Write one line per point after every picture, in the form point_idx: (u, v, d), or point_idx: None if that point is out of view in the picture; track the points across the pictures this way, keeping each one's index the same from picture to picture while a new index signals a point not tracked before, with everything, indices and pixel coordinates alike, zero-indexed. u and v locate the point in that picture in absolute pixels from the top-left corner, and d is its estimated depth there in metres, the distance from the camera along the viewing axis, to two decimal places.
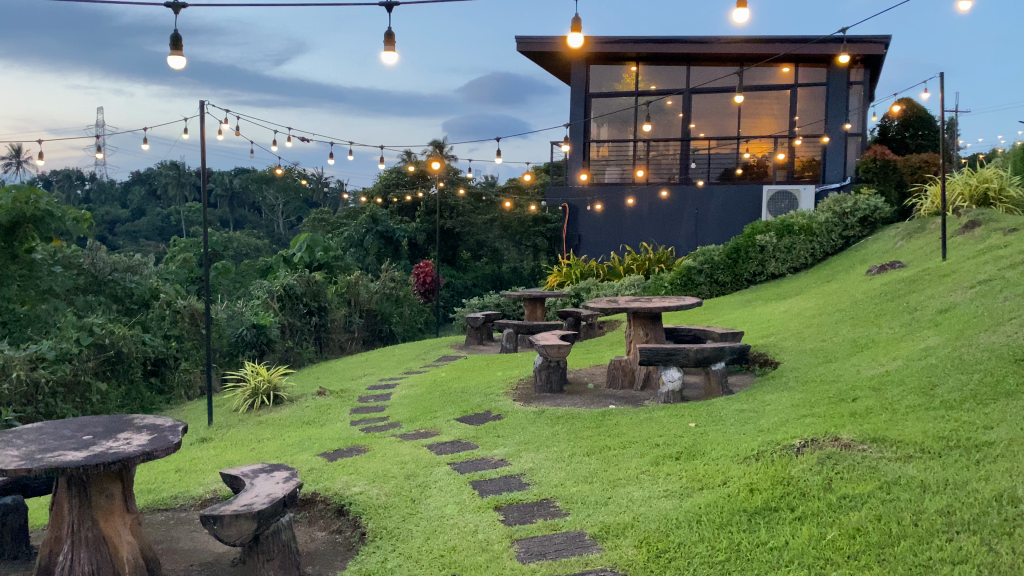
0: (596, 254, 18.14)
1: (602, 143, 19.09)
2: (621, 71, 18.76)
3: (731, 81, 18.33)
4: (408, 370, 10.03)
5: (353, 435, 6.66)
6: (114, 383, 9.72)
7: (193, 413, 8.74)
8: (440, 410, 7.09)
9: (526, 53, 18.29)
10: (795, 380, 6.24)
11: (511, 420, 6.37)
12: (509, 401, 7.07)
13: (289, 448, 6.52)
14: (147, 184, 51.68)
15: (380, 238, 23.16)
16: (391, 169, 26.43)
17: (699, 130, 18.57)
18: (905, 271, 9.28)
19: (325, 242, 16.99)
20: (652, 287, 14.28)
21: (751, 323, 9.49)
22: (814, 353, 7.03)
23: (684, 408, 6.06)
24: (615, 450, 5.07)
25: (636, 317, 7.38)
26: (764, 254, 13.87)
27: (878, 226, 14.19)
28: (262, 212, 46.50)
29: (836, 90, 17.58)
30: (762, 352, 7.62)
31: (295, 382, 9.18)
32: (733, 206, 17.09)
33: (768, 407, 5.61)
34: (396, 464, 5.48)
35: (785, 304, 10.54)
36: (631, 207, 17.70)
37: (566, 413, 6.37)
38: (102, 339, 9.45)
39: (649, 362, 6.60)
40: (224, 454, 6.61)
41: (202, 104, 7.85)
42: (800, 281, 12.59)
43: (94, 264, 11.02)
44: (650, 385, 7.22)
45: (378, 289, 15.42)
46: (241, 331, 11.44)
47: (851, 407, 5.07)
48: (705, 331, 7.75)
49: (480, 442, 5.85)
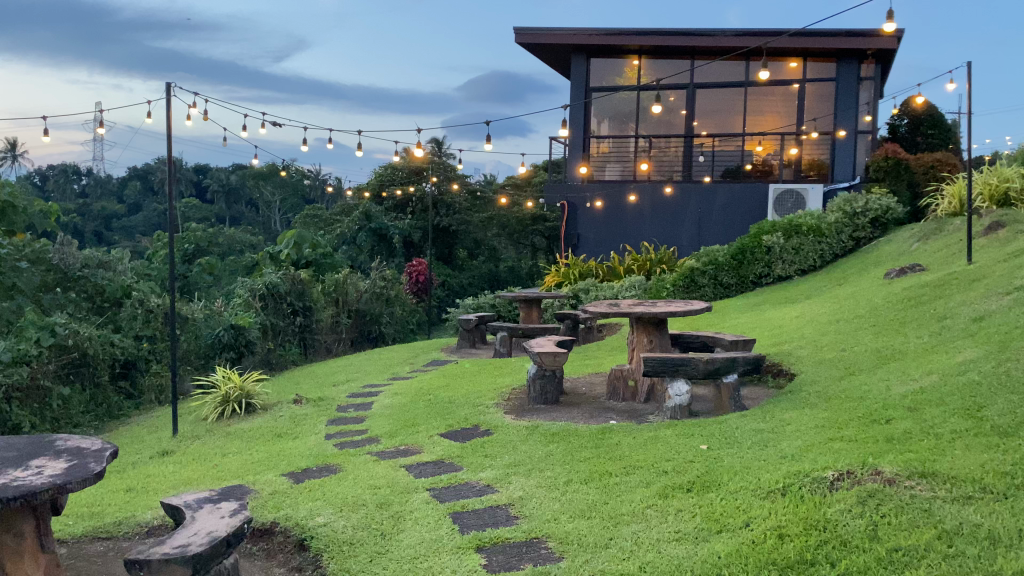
0: (595, 254, 17.53)
1: (602, 139, 18.46)
2: (622, 65, 18.15)
3: (736, 77, 17.73)
4: (394, 376, 9.39)
5: (326, 451, 6.00)
6: (79, 387, 9.03)
7: (161, 422, 8.10)
8: (424, 423, 6.45)
9: (524, 46, 17.64)
10: (817, 396, 5.60)
11: (501, 436, 5.74)
12: (499, 414, 6.43)
13: (255, 465, 5.87)
14: (145, 180, 51.09)
15: (374, 236, 22.43)
16: (388, 165, 25.90)
17: (703, 127, 17.95)
18: (927, 275, 8.65)
19: (315, 239, 16.37)
20: (654, 289, 13.65)
21: (762, 329, 8.85)
22: (835, 364, 6.41)
23: (692, 426, 5.43)
24: (618, 478, 4.44)
25: (640, 323, 6.73)
26: (771, 256, 13.26)
27: (890, 227, 13.59)
28: (260, 209, 45.85)
29: (845, 86, 17.00)
30: (776, 362, 6.99)
31: (271, 389, 8.54)
32: (737, 205, 16.46)
33: (788, 428, 4.98)
34: (369, 490, 4.83)
35: (796, 308, 9.91)
36: (632, 205, 17.08)
37: (561, 429, 5.74)
38: (65, 340, 8.80)
39: (653, 373, 5.98)
40: (184, 471, 5.96)
41: (169, 85, 7.20)
42: (810, 284, 11.97)
43: (62, 260, 10.31)
44: (655, 398, 6.59)
45: (367, 288, 14.84)
46: (218, 332, 10.78)
47: (886, 431, 4.44)
48: (714, 338, 7.11)
49: (465, 463, 5.23)
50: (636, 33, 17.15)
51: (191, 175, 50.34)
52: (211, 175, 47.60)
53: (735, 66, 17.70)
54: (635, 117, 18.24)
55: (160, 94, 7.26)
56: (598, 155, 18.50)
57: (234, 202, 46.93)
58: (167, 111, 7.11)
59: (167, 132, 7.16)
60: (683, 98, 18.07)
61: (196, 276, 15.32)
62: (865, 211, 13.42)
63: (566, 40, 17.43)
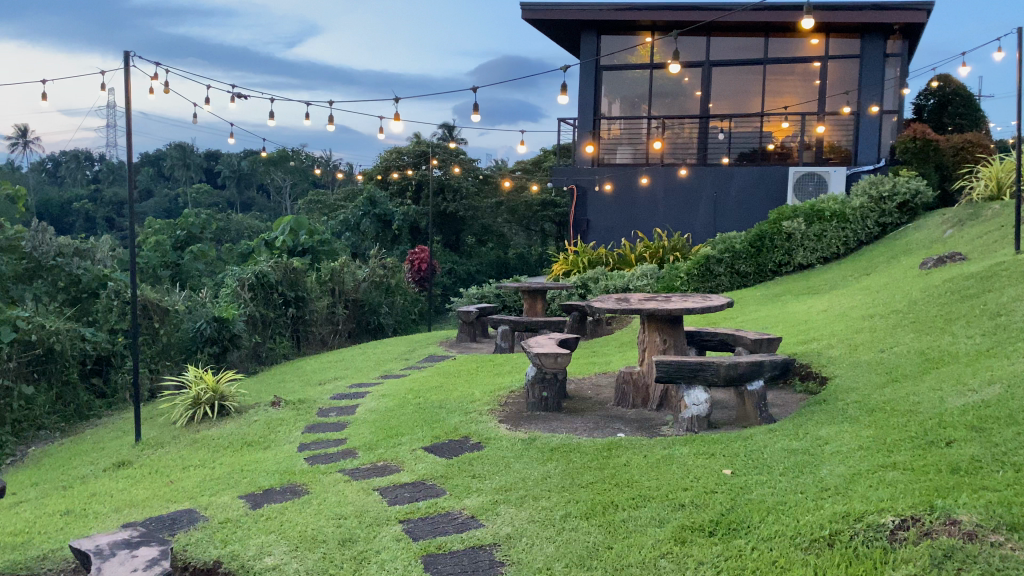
0: (605, 241, 16.78)
1: (613, 121, 17.63)
2: (634, 42, 17.36)
3: (754, 54, 16.85)
4: (387, 373, 8.69)
5: (293, 467, 5.28)
6: (44, 386, 8.34)
7: (127, 426, 7.43)
8: (407, 434, 5.72)
9: (531, 22, 16.86)
10: (856, 409, 4.83)
11: (491, 452, 5.02)
12: (493, 424, 5.69)
13: (213, 482, 5.16)
14: (156, 166, 50.75)
15: (378, 222, 21.67)
16: (393, 149, 25.15)
17: (720, 107, 17.09)
18: (969, 265, 7.82)
19: (312, 224, 15.71)
20: (667, 278, 12.86)
21: (785, 325, 8.09)
22: (874, 368, 5.63)
23: (713, 443, 4.67)
24: (624, 513, 3.71)
25: (652, 322, 5.95)
26: (791, 243, 12.45)
27: (919, 212, 12.74)
28: (270, 195, 45.22)
29: (870, 63, 16.07)
30: (806, 364, 6.22)
31: (250, 391, 7.85)
32: (755, 189, 15.60)
33: (826, 449, 4.23)
34: (331, 521, 4.12)
35: (821, 300, 9.14)
36: (644, 188, 16.29)
37: (561, 444, 5.01)
38: (29, 336, 8.10)
39: (668, 380, 5.21)
40: (133, 488, 5.24)
41: (129, 53, 6.41)
42: (835, 274, 11.16)
43: (36, 248, 9.59)
44: (669, 406, 5.85)
45: (365, 277, 14.19)
46: (200, 324, 10.03)
47: (948, 457, 3.68)
48: (735, 337, 6.36)
49: (450, 486, 4.51)
50: (648, 7, 16.30)
51: (201, 160, 50.04)
52: (222, 160, 47.43)
53: (754, 44, 16.81)
54: (648, 97, 17.40)
55: (118, 62, 6.48)
56: (608, 137, 17.70)
57: (245, 187, 46.76)
58: (125, 81, 6.35)
59: (127, 108, 6.44)
60: (698, 77, 17.23)
61: (189, 263, 14.63)
62: (893, 195, 12.57)
63: (575, 16, 16.63)
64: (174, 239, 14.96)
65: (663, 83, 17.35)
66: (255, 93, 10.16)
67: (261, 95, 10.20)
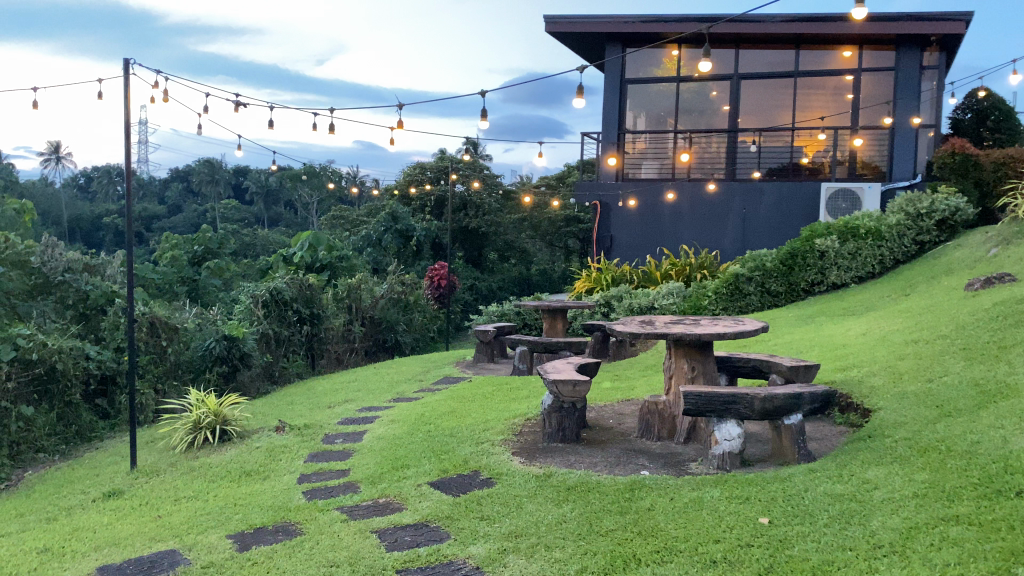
0: (630, 258, 16.34)
1: (638, 135, 17.22)
2: (660, 55, 17.01)
3: (784, 67, 16.41)
4: (399, 396, 8.31)
5: (290, 502, 4.88)
6: (45, 407, 8.06)
7: (125, 450, 7.09)
8: (414, 466, 5.30)
9: (555, 35, 16.64)
10: (908, 447, 4.35)
11: (503, 489, 4.60)
12: (505, 456, 5.26)
13: (203, 517, 4.78)
14: (186, 182, 51.26)
15: (399, 237, 21.31)
16: (416, 164, 24.91)
17: (749, 121, 16.60)
18: (1021, 287, 7.29)
19: (331, 240, 15.44)
20: (694, 297, 12.39)
21: (821, 349, 7.59)
22: (924, 401, 5.13)
23: (748, 485, 4.21)
24: (646, 571, 3.28)
25: (678, 347, 5.51)
26: (824, 261, 11.92)
27: (959, 230, 12.13)
28: (297, 211, 45.36)
29: (906, 76, 15.56)
30: (847, 396, 5.72)
31: (254, 415, 7.49)
32: (786, 205, 15.09)
33: (875, 496, 3.76)
34: (321, 570, 3.71)
35: (859, 322, 8.63)
36: (670, 204, 15.85)
37: (579, 480, 4.59)
38: (29, 354, 7.82)
39: (696, 413, 4.77)
40: (119, 523, 4.87)
41: (128, 60, 6.13)
42: (871, 294, 10.62)
43: (45, 262, 9.47)
44: (698, 439, 5.39)
45: (383, 294, 13.90)
46: (209, 343, 9.70)
47: (1020, 512, 3.21)
48: (769, 364, 5.89)
49: (456, 529, 4.09)
50: (675, 19, 15.94)
51: (230, 176, 50.47)
52: (251, 176, 47.82)
53: (784, 57, 16.37)
54: (674, 111, 16.97)
55: (117, 70, 6.20)
56: (633, 152, 17.31)
57: (273, 204, 47.11)
58: (124, 89, 6.05)
59: (127, 120, 6.17)
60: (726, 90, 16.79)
61: (205, 279, 14.40)
62: (931, 212, 11.97)
63: (600, 29, 16.34)
64: (190, 254, 14.74)
65: (690, 97, 16.92)
66: (260, 102, 9.90)
67: (266, 105, 9.93)
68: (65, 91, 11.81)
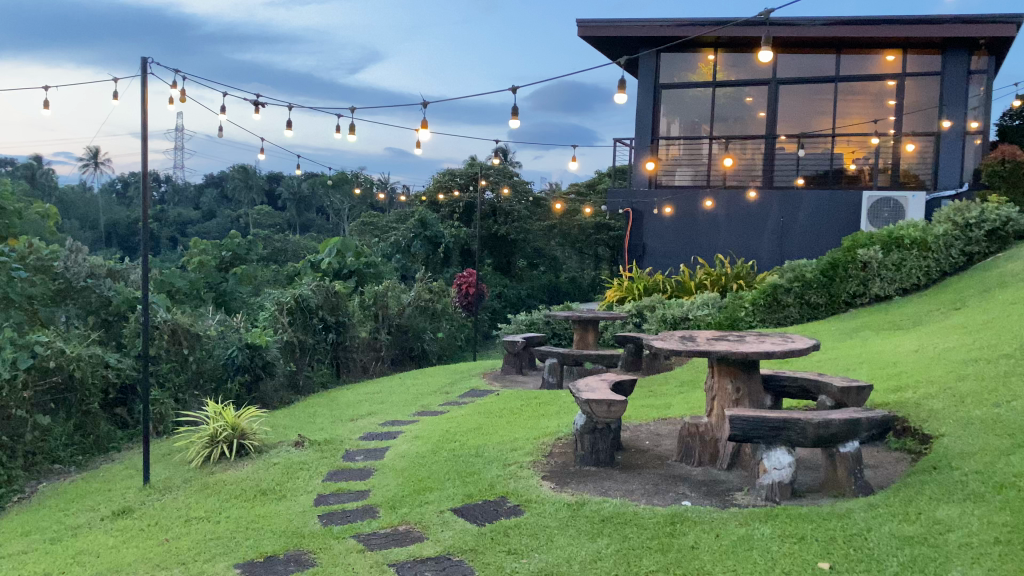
0: (663, 267, 15.92)
1: (672, 141, 16.76)
2: (696, 59, 16.61)
3: (824, 72, 15.92)
4: (424, 409, 8.00)
5: (305, 527, 4.57)
6: (62, 417, 7.85)
7: (140, 464, 6.86)
8: (438, 489, 4.97)
9: (588, 39, 16.36)
10: (981, 482, 3.94)
11: (532, 519, 4.25)
12: (535, 481, 4.90)
13: (212, 543, 4.49)
14: (220, 188, 51.74)
15: (428, 244, 21.07)
16: (446, 170, 24.71)
17: (787, 127, 16.11)
18: None
19: (359, 246, 15.25)
20: (730, 308, 11.98)
21: (870, 366, 7.14)
22: (992, 428, 4.70)
23: (803, 521, 3.82)
24: None
25: (722, 366, 5.13)
26: (867, 272, 11.44)
27: (1010, 241, 11.53)
28: (329, 217, 45.50)
29: (953, 80, 15.00)
30: (905, 421, 5.29)
31: (273, 430, 7.21)
32: (826, 214, 14.59)
33: (950, 540, 3.36)
34: None
35: (909, 338, 8.16)
36: (706, 211, 15.41)
37: (615, 510, 4.23)
38: (47, 362, 7.62)
39: (743, 439, 4.39)
40: (124, 547, 4.60)
41: (146, 59, 5.88)
42: (919, 308, 10.13)
43: (68, 268, 9.31)
44: (742, 466, 5.01)
45: (410, 302, 13.64)
46: (232, 351, 9.47)
47: None
48: (819, 384, 5.48)
49: (480, 564, 3.76)
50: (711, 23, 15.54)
51: (264, 183, 50.81)
52: (283, 182, 48.13)
53: (824, 61, 15.88)
54: (709, 117, 16.53)
55: (135, 69, 5.97)
56: (667, 158, 16.86)
57: (305, 210, 47.37)
58: (141, 89, 5.81)
59: (145, 122, 5.94)
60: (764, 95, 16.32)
61: (233, 285, 14.26)
62: (980, 222, 11.38)
63: (634, 33, 16.03)
64: (219, 259, 14.62)
65: (726, 103, 16.47)
66: (280, 103, 9.63)
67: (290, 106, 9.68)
68: (78, 89, 11.64)
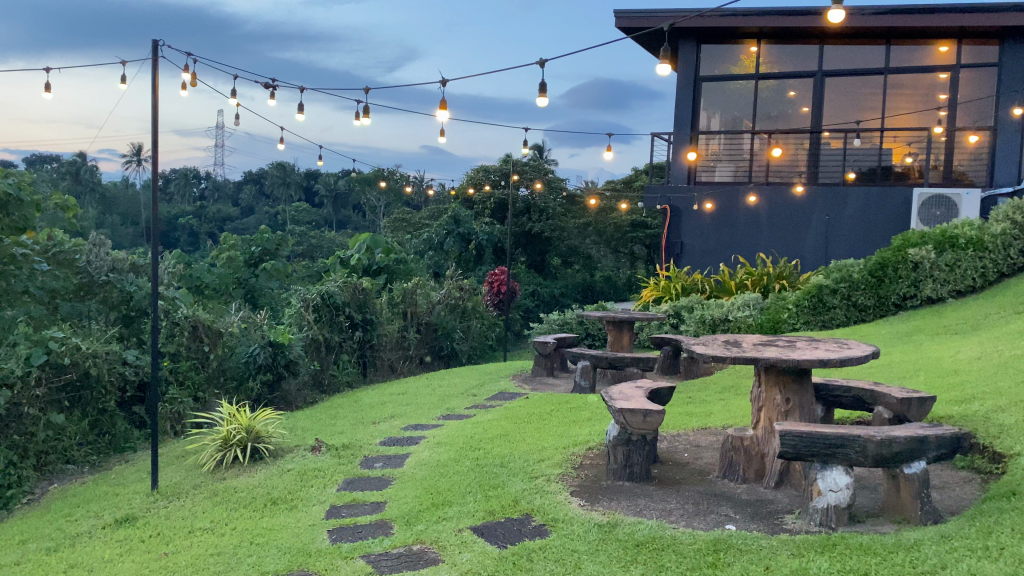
0: (701, 266, 15.40)
1: (712, 136, 16.22)
2: (738, 51, 16.03)
3: (873, 64, 15.25)
4: (449, 413, 7.64)
5: (312, 544, 4.22)
6: (77, 415, 7.63)
7: (152, 466, 6.59)
8: (457, 503, 4.60)
9: (625, 30, 15.88)
10: None
11: (558, 541, 3.85)
12: (562, 498, 4.49)
13: (212, 558, 4.17)
14: (259, 185, 52.10)
15: (460, 241, 20.75)
16: (480, 167, 24.37)
17: (833, 122, 15.48)
18: None
19: (388, 242, 14.96)
20: (772, 309, 11.47)
21: (927, 374, 6.62)
22: None
23: (866, 553, 3.37)
24: None
25: (769, 374, 4.69)
26: (918, 273, 10.78)
27: None
28: (364, 215, 45.52)
29: (1010, 72, 14.24)
30: (973, 437, 4.79)
31: (291, 433, 6.90)
32: (874, 211, 13.95)
33: None
34: None
35: (968, 343, 7.61)
36: (747, 209, 14.85)
37: (652, 534, 3.81)
38: (62, 358, 7.38)
39: (795, 456, 3.94)
40: (120, 560, 4.29)
41: (156, 42, 5.57)
42: (976, 311, 9.53)
43: (89, 262, 9.11)
44: (791, 484, 4.57)
45: (439, 300, 13.27)
46: (253, 349, 9.18)
47: None
48: (875, 394, 5.00)
49: None
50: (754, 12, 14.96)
51: (302, 180, 51.04)
52: (321, 180, 48.28)
53: (873, 52, 15.21)
54: (751, 112, 15.97)
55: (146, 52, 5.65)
56: (706, 154, 16.32)
57: (341, 207, 47.48)
58: (151, 73, 5.48)
59: (155, 108, 5.63)
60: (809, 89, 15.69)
61: (261, 281, 14.03)
62: None
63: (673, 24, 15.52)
64: (247, 254, 14.37)
65: (769, 97, 15.88)
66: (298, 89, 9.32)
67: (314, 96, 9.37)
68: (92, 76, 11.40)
